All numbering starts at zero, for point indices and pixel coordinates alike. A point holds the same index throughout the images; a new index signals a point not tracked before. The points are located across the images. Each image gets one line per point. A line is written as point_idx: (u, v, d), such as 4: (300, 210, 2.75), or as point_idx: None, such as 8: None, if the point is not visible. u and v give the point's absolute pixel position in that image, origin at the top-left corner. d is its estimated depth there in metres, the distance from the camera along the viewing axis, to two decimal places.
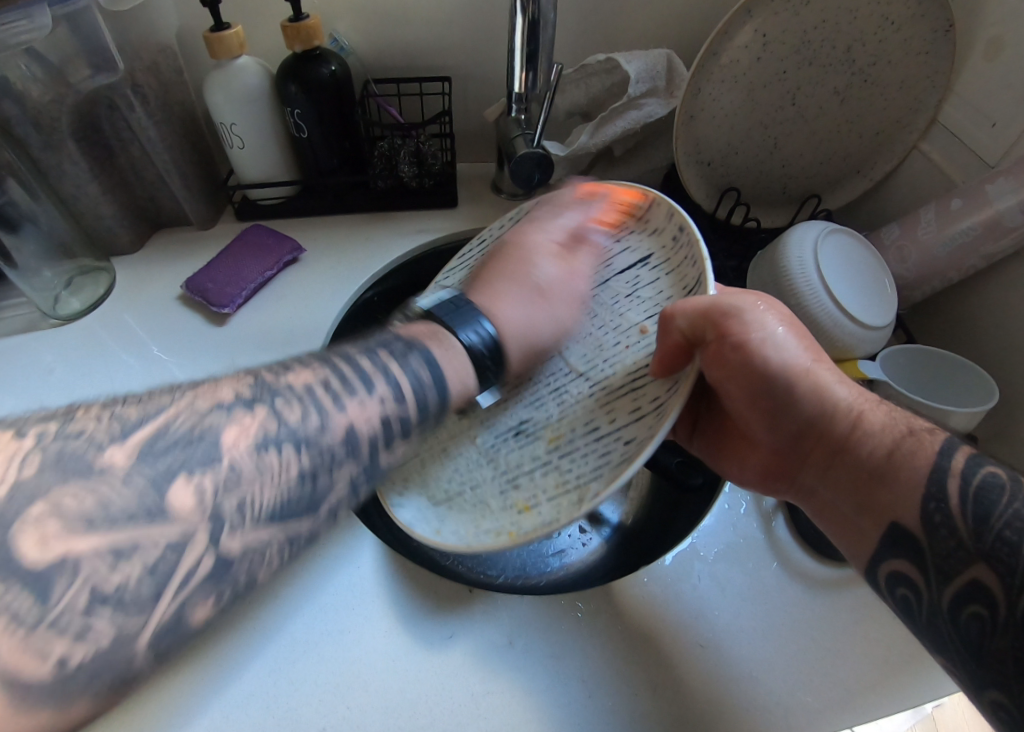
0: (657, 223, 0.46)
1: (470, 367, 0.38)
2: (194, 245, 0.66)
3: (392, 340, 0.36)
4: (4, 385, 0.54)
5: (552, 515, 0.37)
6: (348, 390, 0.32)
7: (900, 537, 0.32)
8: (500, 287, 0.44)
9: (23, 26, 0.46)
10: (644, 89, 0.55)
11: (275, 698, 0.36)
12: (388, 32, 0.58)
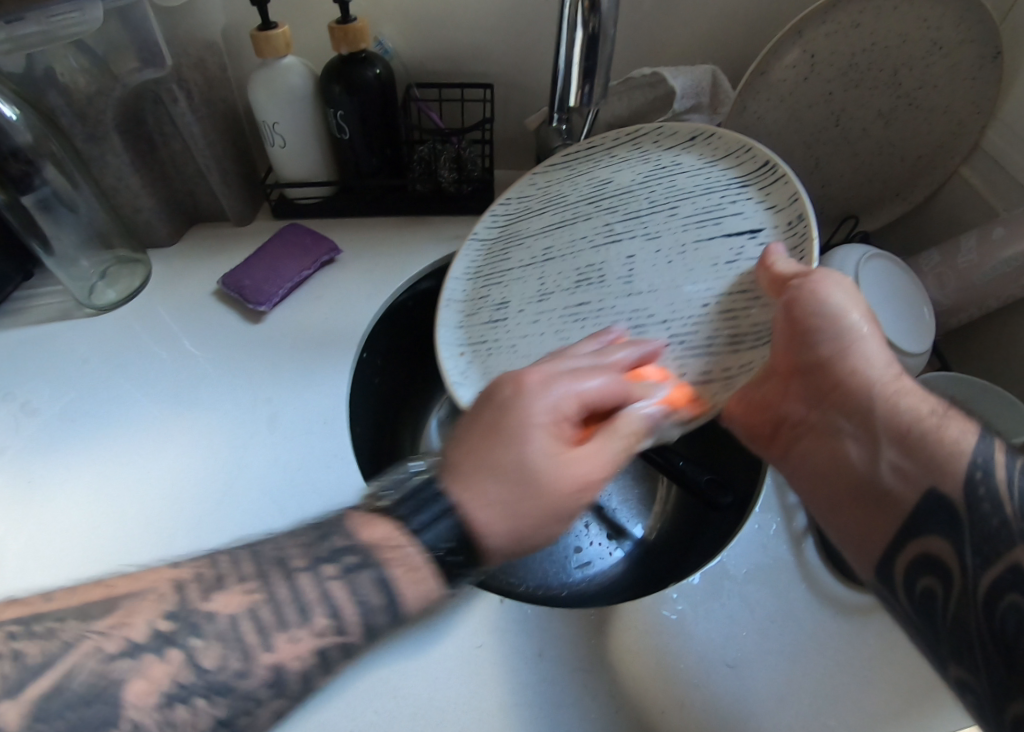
0: (776, 198, 0.42)
1: (434, 575, 0.28)
2: (230, 241, 0.66)
3: (331, 536, 0.29)
4: (40, 373, 0.55)
5: None
6: (281, 622, 0.26)
7: (937, 507, 0.32)
8: (477, 478, 0.31)
9: (75, 19, 0.46)
10: (689, 104, 0.55)
11: (303, 699, 0.36)
12: (433, 38, 0.59)
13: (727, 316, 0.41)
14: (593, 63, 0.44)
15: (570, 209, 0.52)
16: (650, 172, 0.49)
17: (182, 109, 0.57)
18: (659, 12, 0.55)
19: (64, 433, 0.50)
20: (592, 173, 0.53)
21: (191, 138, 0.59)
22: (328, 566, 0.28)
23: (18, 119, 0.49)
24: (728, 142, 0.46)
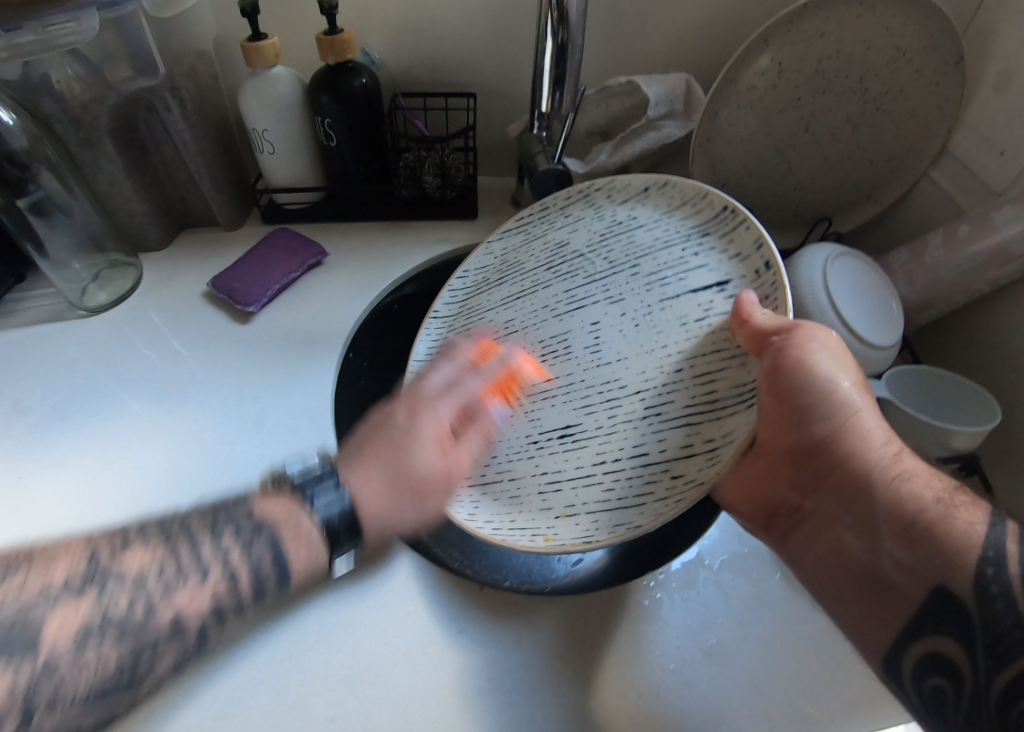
0: (739, 245, 0.42)
1: (320, 545, 0.37)
2: (220, 245, 0.67)
3: (232, 509, 0.35)
4: (32, 373, 0.56)
5: (582, 533, 0.39)
6: (180, 577, 0.32)
7: (933, 608, 0.33)
8: (359, 469, 0.40)
9: (74, 29, 0.49)
10: (663, 111, 0.57)
11: (285, 685, 0.37)
12: (419, 50, 0.61)
13: (704, 379, 0.39)
14: (561, 71, 0.45)
15: (530, 278, 0.54)
16: (607, 229, 0.51)
17: (174, 117, 0.58)
18: (635, 24, 0.58)
19: (53, 428, 0.51)
20: (548, 237, 0.55)
21: (183, 144, 0.60)
22: (227, 534, 0.34)
23: (14, 123, 0.51)
24: (682, 191, 0.48)
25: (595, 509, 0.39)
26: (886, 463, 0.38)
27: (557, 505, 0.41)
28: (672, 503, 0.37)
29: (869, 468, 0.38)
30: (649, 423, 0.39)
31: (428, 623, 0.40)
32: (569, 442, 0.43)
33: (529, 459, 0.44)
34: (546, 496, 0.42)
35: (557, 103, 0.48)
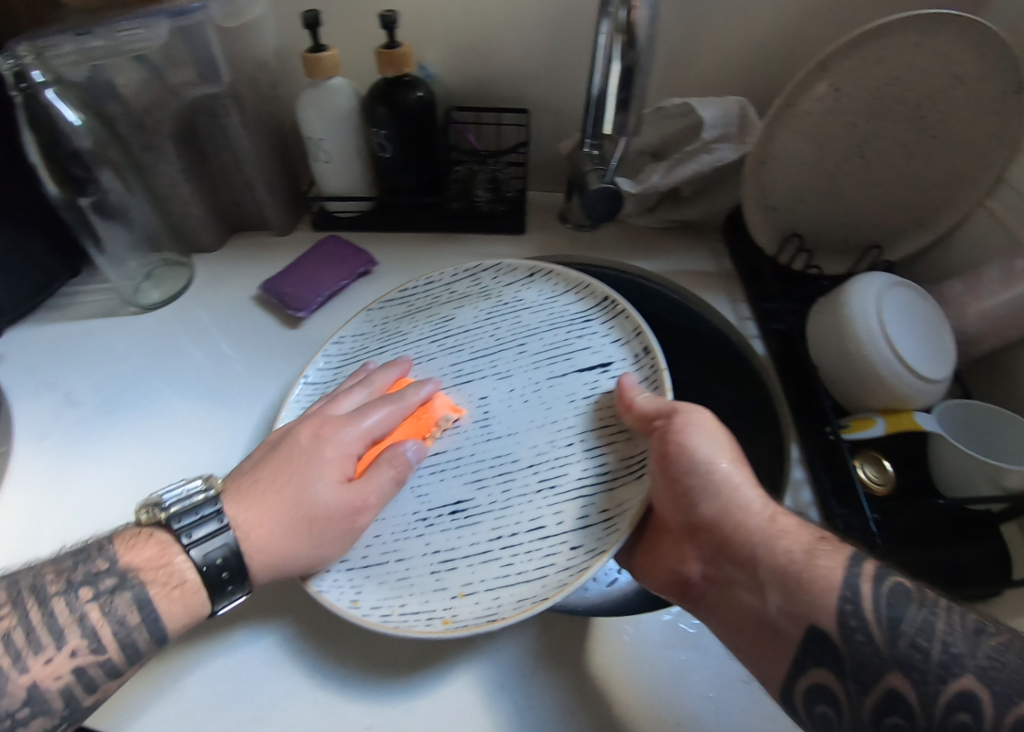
0: (620, 330, 0.48)
1: (197, 596, 0.36)
2: (269, 249, 0.68)
3: (84, 562, 0.36)
4: (92, 369, 0.60)
5: (492, 606, 0.37)
6: (32, 647, 0.33)
7: (817, 639, 0.32)
8: (260, 503, 0.39)
9: (142, 35, 0.52)
10: (718, 134, 0.57)
11: (322, 692, 0.38)
12: (474, 65, 0.62)
13: (599, 453, 0.42)
14: (629, 95, 0.45)
15: (412, 347, 0.53)
16: (490, 311, 0.54)
17: (233, 122, 0.60)
18: (691, 46, 0.58)
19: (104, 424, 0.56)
20: (435, 311, 0.56)
21: (241, 149, 0.62)
22: (85, 588, 0.35)
23: (80, 124, 0.53)
24: (566, 279, 0.53)
25: (495, 584, 0.37)
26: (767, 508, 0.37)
27: (453, 584, 0.38)
28: (575, 573, 0.36)
29: (760, 515, 0.36)
30: (536, 491, 0.41)
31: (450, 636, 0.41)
32: (461, 518, 0.41)
33: (421, 538, 0.41)
34: (441, 576, 0.39)
35: (622, 126, 0.48)
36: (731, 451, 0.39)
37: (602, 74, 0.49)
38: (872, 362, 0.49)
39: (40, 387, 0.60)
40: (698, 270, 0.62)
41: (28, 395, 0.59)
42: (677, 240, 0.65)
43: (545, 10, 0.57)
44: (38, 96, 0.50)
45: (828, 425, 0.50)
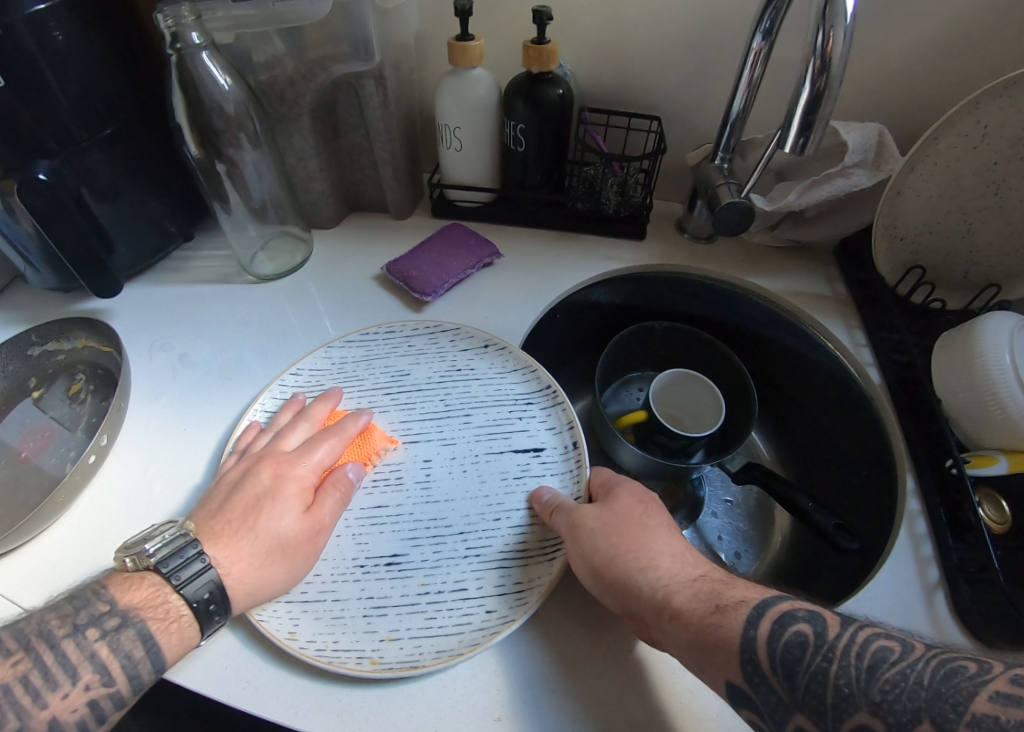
0: (555, 420, 0.50)
1: (191, 625, 0.37)
2: (387, 231, 0.69)
3: (86, 606, 0.36)
4: (207, 331, 0.62)
5: (412, 653, 0.38)
6: (49, 685, 0.33)
7: (737, 694, 0.33)
8: (223, 541, 0.40)
9: (304, 7, 0.52)
10: (856, 159, 0.57)
11: (452, 676, 0.38)
12: (614, 69, 0.63)
13: (520, 530, 0.44)
14: (811, 119, 0.46)
15: (365, 396, 0.53)
16: (444, 372, 0.54)
17: (372, 102, 0.60)
18: None
19: (221, 387, 0.57)
20: (388, 362, 0.55)
21: (373, 129, 0.63)
22: (91, 629, 0.35)
23: (229, 89, 0.54)
24: (516, 360, 0.54)
25: (417, 636, 0.39)
26: (662, 582, 0.38)
27: (382, 627, 0.39)
28: (488, 634, 0.38)
29: (655, 588, 0.38)
30: (480, 561, 0.42)
31: (580, 622, 0.41)
32: (393, 571, 0.42)
33: (355, 583, 0.41)
34: (372, 619, 0.40)
35: (800, 148, 0.48)
36: (623, 518, 0.42)
37: (739, 105, 0.55)
38: (998, 399, 0.47)
39: (154, 347, 0.61)
40: (814, 292, 0.62)
41: (143, 353, 0.61)
42: (793, 261, 0.66)
43: (696, 21, 0.57)
44: (191, 59, 0.51)
45: (949, 460, 0.48)
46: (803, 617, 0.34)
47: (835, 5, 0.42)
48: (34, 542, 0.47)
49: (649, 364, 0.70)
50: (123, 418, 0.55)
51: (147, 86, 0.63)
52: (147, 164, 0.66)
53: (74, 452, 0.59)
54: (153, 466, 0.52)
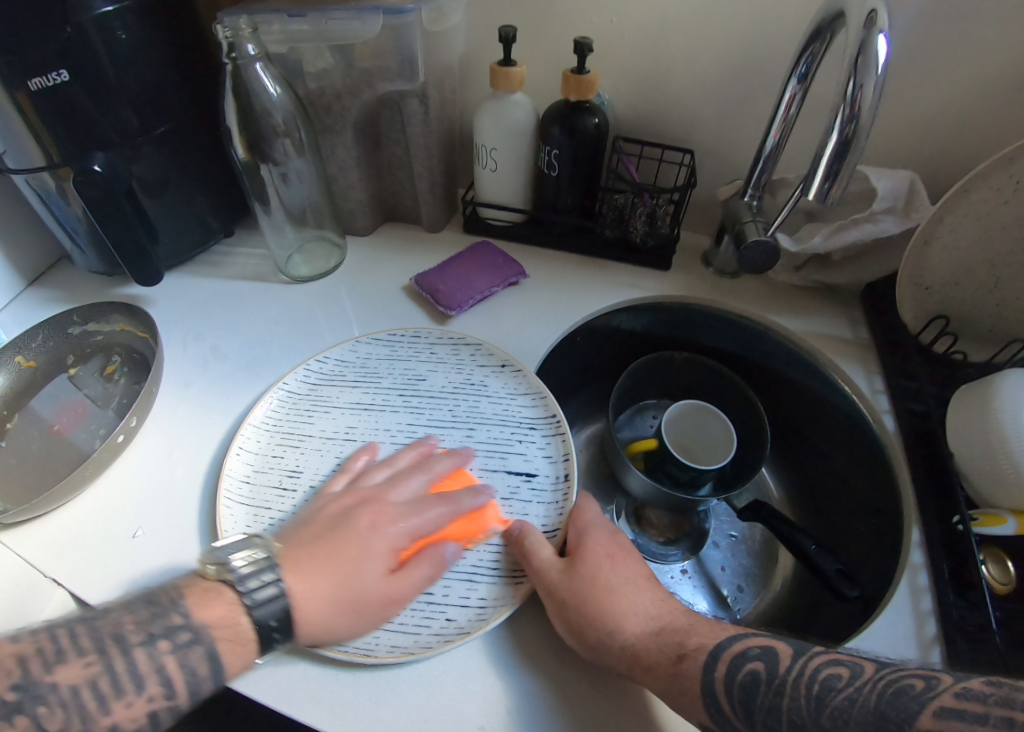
0: (554, 450, 0.51)
1: (254, 647, 0.36)
2: (419, 242, 0.71)
3: (161, 616, 0.34)
4: (240, 326, 0.65)
5: (367, 642, 0.40)
6: (116, 693, 0.31)
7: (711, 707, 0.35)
8: (310, 573, 0.39)
9: (355, 26, 0.55)
10: (885, 206, 0.58)
11: (436, 685, 0.39)
12: (651, 102, 0.64)
13: (497, 548, 0.46)
14: (840, 166, 0.47)
15: (380, 393, 0.55)
16: (459, 383, 0.56)
17: (414, 118, 0.63)
18: None
19: (247, 382, 0.60)
20: (409, 364, 0.57)
21: (413, 144, 0.65)
22: (164, 641, 0.33)
23: (277, 97, 0.57)
24: (531, 385, 0.55)
25: (378, 628, 0.41)
26: (629, 643, 0.38)
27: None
28: (443, 641, 0.40)
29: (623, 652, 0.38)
30: (451, 569, 0.44)
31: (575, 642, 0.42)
32: None
33: None
34: None
35: (824, 194, 0.49)
36: (586, 582, 0.40)
37: (772, 143, 0.56)
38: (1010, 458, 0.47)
39: (188, 338, 0.64)
40: (835, 334, 0.63)
41: (177, 343, 0.64)
42: (816, 301, 0.66)
43: (736, 59, 0.58)
44: (247, 69, 0.54)
45: (957, 517, 0.47)
46: (756, 653, 0.35)
47: (867, 58, 0.42)
48: (59, 510, 0.51)
49: (664, 393, 0.71)
50: (153, 404, 0.58)
51: (201, 90, 0.66)
52: (196, 163, 0.69)
53: (104, 431, 0.62)
54: (175, 453, 0.54)
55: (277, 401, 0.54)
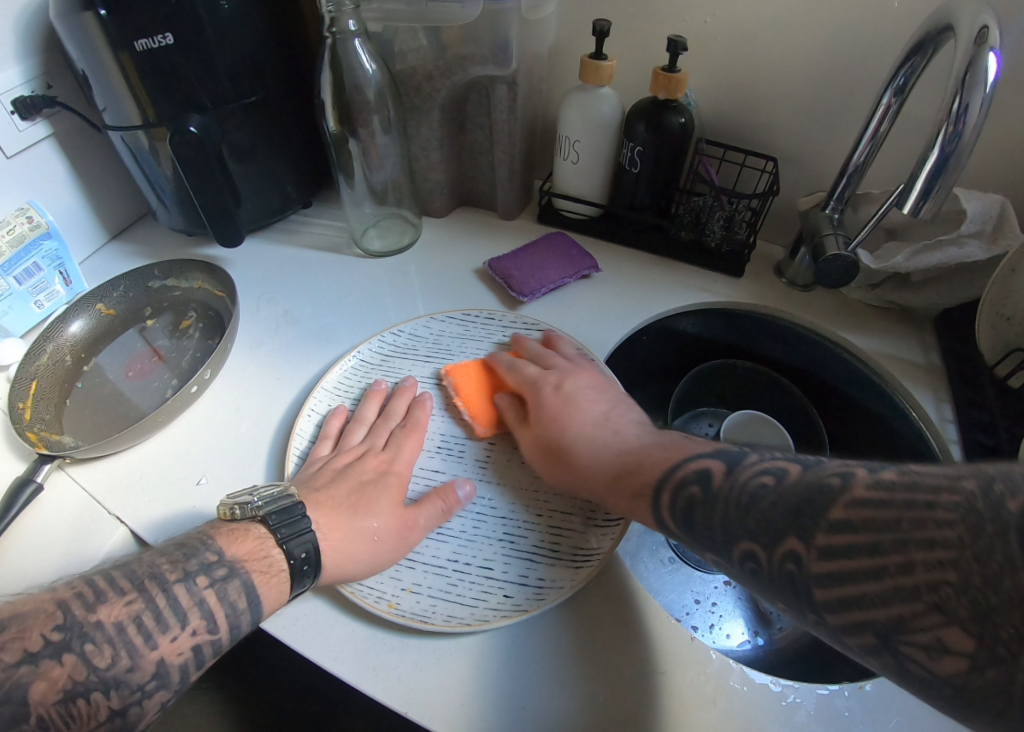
0: None
1: (287, 578, 0.40)
2: (491, 228, 0.72)
3: (196, 555, 0.39)
4: (313, 294, 0.67)
5: (426, 608, 0.42)
6: (160, 626, 0.35)
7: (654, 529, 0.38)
8: (335, 514, 0.45)
9: (455, 10, 0.55)
10: (974, 229, 0.56)
11: (487, 660, 0.41)
12: (739, 106, 0.63)
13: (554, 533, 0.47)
14: (934, 184, 0.46)
15: (450, 371, 0.57)
16: (527, 368, 0.57)
17: (499, 105, 0.64)
18: None
19: (317, 348, 0.62)
20: (479, 346, 0.59)
21: (496, 130, 0.66)
22: (202, 577, 0.38)
23: (372, 74, 0.58)
24: (600, 375, 0.55)
25: (437, 596, 0.43)
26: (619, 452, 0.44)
27: (407, 578, 0.44)
28: (499, 615, 0.42)
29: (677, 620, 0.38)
30: (508, 548, 0.46)
31: (624, 635, 0.43)
32: (433, 533, 0.47)
33: None
34: (401, 569, 0.45)
35: (917, 212, 0.48)
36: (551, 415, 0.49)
37: (861, 157, 0.55)
38: None
39: (262, 301, 0.67)
40: (907, 358, 0.61)
41: (251, 305, 0.66)
42: (890, 322, 0.64)
43: (833, 68, 0.57)
44: (345, 44, 0.56)
45: None
46: (694, 478, 0.36)
47: (975, 76, 0.42)
48: (130, 450, 0.54)
49: (720, 401, 0.71)
50: (225, 360, 0.60)
51: (295, 62, 0.68)
52: (284, 134, 0.72)
53: (176, 381, 0.65)
54: (242, 408, 0.57)
55: (350, 369, 0.57)
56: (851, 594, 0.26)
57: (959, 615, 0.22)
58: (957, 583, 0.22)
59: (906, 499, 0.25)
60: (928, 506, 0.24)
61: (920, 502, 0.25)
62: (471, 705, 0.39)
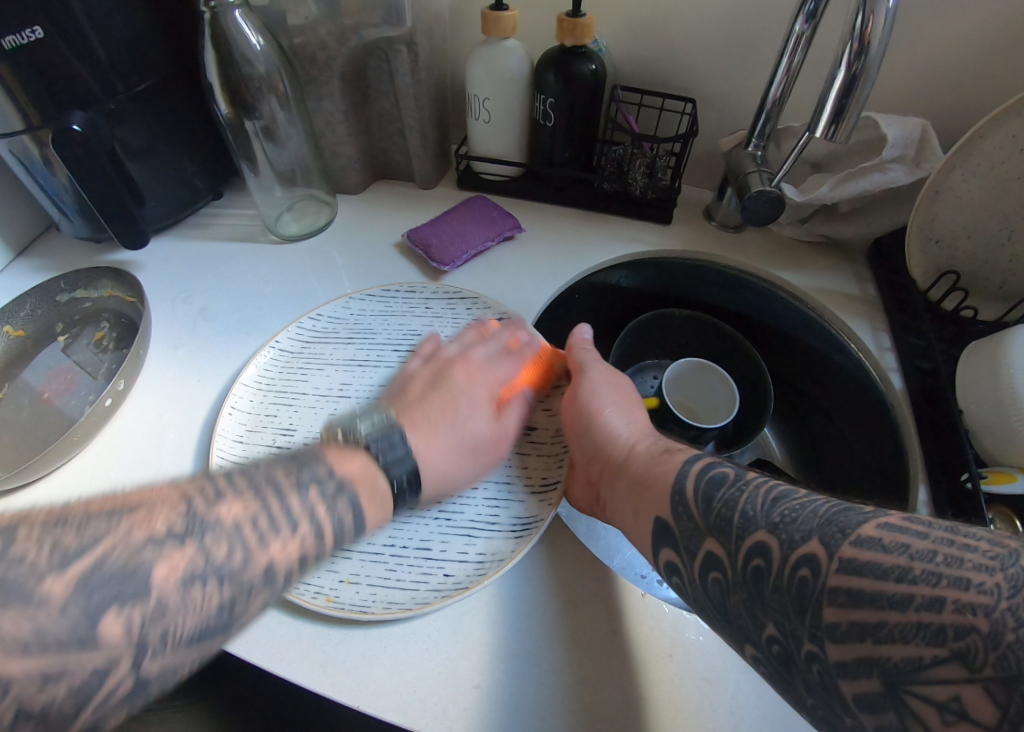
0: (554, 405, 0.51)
1: (388, 502, 0.39)
2: (413, 200, 0.69)
3: (311, 466, 0.37)
4: (229, 287, 0.63)
5: (365, 599, 0.40)
6: (262, 540, 0.32)
7: (662, 527, 0.38)
8: (413, 421, 0.45)
9: None
10: (895, 155, 0.55)
11: (433, 643, 0.39)
12: (648, 48, 0.61)
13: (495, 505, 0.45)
14: (846, 104, 0.45)
15: (374, 350, 0.54)
16: (455, 339, 0.54)
17: (403, 69, 0.60)
18: None
19: (238, 342, 0.58)
20: (404, 321, 0.56)
21: (403, 94, 0.62)
22: (303, 508, 0.35)
23: (260, 49, 0.54)
24: (529, 338, 0.54)
25: (376, 583, 0.40)
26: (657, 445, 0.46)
27: (345, 569, 0.41)
28: (440, 596, 0.39)
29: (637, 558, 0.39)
30: (447, 524, 0.44)
31: (575, 600, 0.41)
32: None
33: None
34: (336, 560, 0.42)
35: (830, 135, 0.47)
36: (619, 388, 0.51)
37: (777, 90, 0.53)
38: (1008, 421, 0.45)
39: (176, 299, 0.63)
40: (841, 291, 0.61)
41: (166, 305, 0.62)
42: (820, 257, 0.64)
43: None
44: (225, 16, 0.51)
45: (964, 474, 0.46)
46: (723, 467, 0.39)
47: None
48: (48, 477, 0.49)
49: (666, 355, 0.70)
50: (141, 366, 0.56)
51: (183, 41, 0.63)
52: (180, 120, 0.67)
53: (94, 395, 0.60)
54: (165, 414, 0.53)
55: (270, 360, 0.53)
56: (868, 620, 0.26)
57: (982, 671, 0.23)
58: (985, 631, 0.23)
59: (941, 537, 0.27)
60: (964, 547, 0.26)
61: (954, 543, 0.27)
62: (420, 692, 0.37)
